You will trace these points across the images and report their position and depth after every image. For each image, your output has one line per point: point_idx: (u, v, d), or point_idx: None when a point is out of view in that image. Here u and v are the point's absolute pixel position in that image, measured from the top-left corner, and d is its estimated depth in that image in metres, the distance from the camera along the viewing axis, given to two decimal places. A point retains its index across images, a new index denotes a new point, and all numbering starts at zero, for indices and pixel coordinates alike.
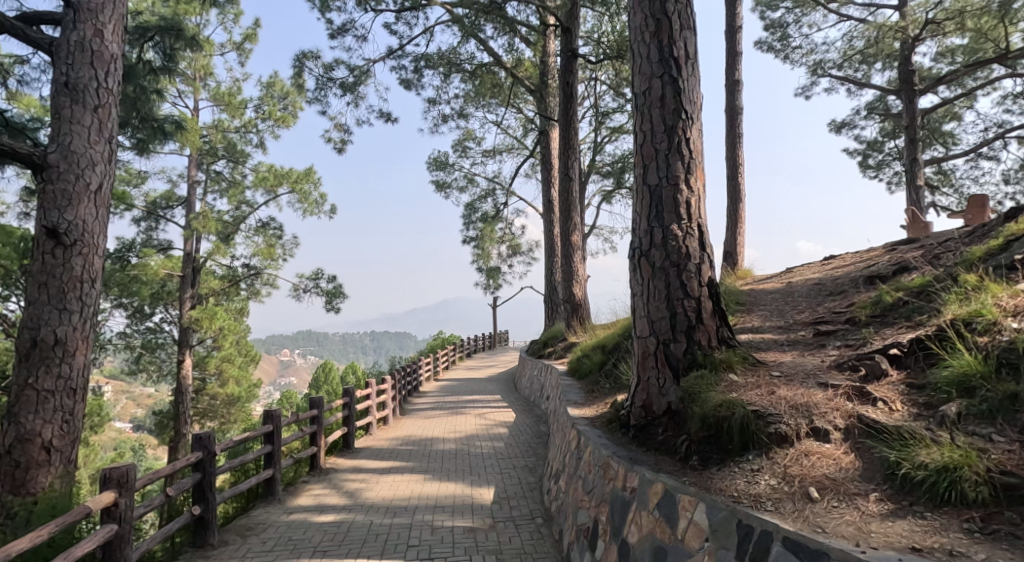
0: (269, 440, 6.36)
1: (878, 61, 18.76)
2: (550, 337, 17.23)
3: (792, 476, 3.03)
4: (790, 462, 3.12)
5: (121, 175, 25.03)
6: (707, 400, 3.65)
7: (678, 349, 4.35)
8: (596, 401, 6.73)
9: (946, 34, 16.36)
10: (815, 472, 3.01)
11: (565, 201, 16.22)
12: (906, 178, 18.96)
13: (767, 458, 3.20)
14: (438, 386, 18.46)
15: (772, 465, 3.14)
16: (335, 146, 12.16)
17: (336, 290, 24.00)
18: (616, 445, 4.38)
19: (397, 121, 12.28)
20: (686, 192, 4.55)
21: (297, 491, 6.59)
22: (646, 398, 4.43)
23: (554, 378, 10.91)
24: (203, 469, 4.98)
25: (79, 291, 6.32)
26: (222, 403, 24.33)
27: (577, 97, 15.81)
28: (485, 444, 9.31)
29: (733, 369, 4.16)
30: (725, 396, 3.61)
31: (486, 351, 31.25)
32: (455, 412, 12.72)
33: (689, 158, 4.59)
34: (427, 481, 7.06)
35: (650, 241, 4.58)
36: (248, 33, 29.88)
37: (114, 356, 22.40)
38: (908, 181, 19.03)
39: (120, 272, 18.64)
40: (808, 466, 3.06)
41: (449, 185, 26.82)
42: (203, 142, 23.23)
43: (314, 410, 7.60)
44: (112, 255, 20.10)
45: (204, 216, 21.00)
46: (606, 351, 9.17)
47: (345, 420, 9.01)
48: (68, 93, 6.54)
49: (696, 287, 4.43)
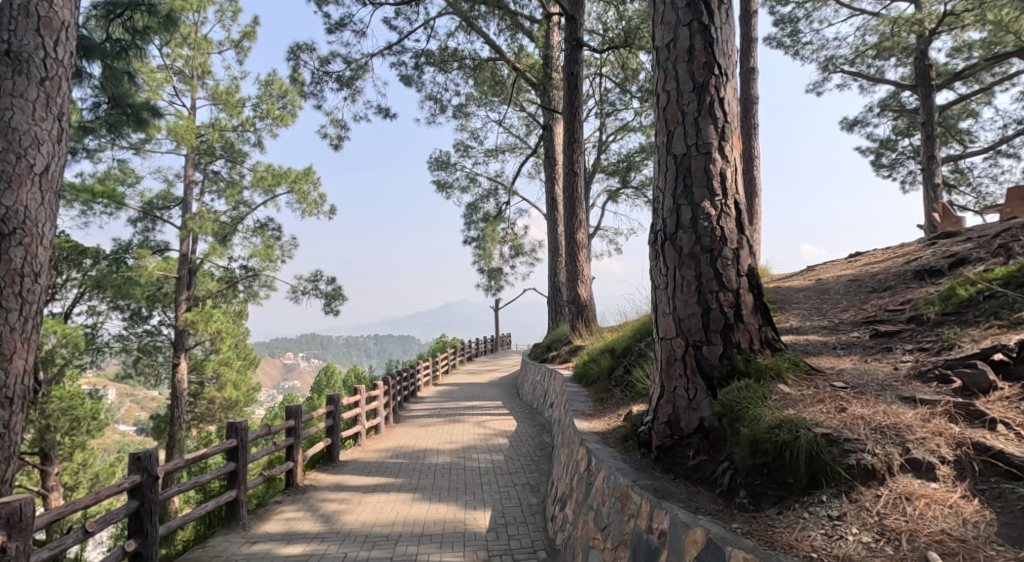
0: (233, 457, 5.54)
1: (895, 57, 17.88)
2: (555, 340, 16.46)
3: (894, 531, 2.42)
4: (888, 511, 2.49)
5: (116, 175, 24.33)
6: (757, 418, 2.93)
7: (712, 353, 3.56)
8: (606, 412, 5.93)
9: (965, 27, 15.50)
10: (929, 528, 2.39)
11: (570, 198, 15.41)
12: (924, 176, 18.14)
13: (851, 502, 2.56)
14: (439, 391, 17.67)
15: (859, 512, 2.52)
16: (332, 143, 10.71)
17: (335, 292, 23.24)
18: (635, 470, 3.59)
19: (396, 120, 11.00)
20: (720, 162, 3.75)
21: (266, 515, 5.82)
22: (672, 411, 3.66)
23: (559, 384, 10.15)
24: (141, 496, 4.18)
25: (18, 286, 5.54)
26: (220, 407, 23.19)
27: (583, 89, 14.97)
28: (483, 456, 8.51)
29: (783, 378, 3.37)
30: (781, 414, 2.91)
31: (489, 354, 30.49)
32: (454, 419, 11.93)
33: (722, 122, 3.79)
34: (415, 502, 6.25)
35: (676, 222, 3.78)
36: (248, 31, 29.25)
37: (110, 360, 21.68)
38: (926, 179, 18.22)
39: (114, 274, 17.95)
40: (917, 517, 2.44)
41: (451, 186, 26.08)
42: (199, 141, 22.51)
43: (291, 420, 6.81)
44: (106, 257, 19.43)
45: (201, 216, 20.27)
46: (616, 355, 8.36)
47: (330, 430, 8.20)
48: (9, 63, 5.69)
49: (734, 277, 3.63)
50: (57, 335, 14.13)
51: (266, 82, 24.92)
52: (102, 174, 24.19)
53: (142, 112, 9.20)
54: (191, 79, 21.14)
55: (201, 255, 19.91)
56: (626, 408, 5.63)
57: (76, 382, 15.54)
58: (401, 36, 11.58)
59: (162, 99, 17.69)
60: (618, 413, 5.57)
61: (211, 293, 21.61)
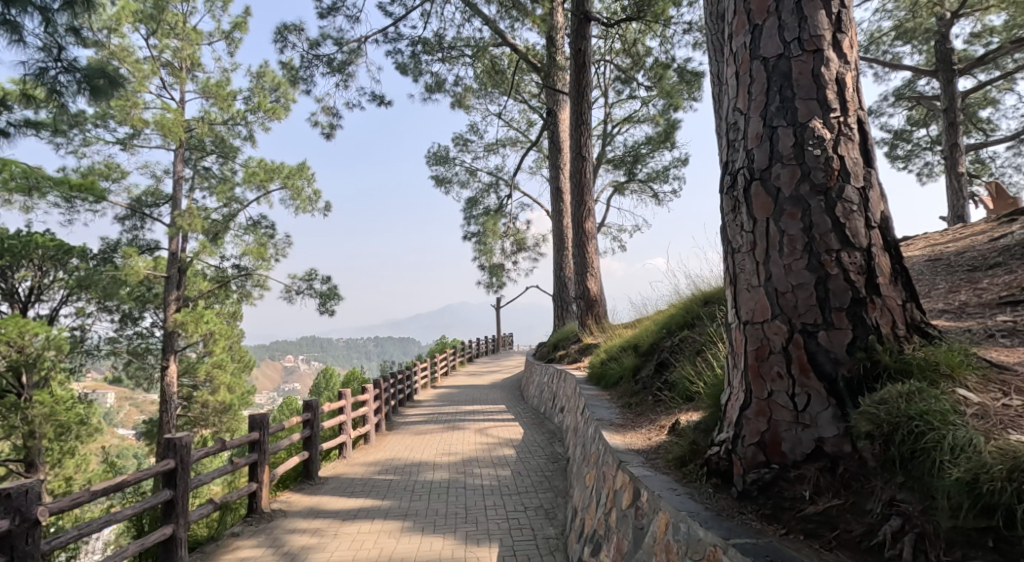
0: (169, 484, 4.34)
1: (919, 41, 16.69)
2: (560, 339, 15.26)
3: None
4: None
5: (102, 170, 23.12)
6: (972, 453, 2.04)
7: (834, 342, 2.43)
8: (639, 422, 4.76)
9: (987, 11, 14.05)
10: None
11: (578, 183, 14.15)
12: (950, 165, 16.98)
13: None
14: (435, 394, 16.37)
15: None
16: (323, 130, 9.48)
17: (330, 292, 22.04)
18: (716, 514, 2.45)
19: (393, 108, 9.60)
20: (836, 64, 2.57)
21: (214, 555, 4.62)
22: (764, 427, 2.52)
23: (571, 386, 8.98)
24: (8, 549, 3.16)
25: None
26: (213, 412, 21.78)
27: (591, 66, 13.63)
28: (487, 471, 7.31)
29: (961, 382, 2.36)
30: (1006, 445, 2.06)
31: (490, 355, 29.33)
32: (454, 426, 10.71)
33: (837, 6, 2.62)
34: (406, 534, 5.06)
35: (769, 152, 2.61)
36: (238, 22, 28.11)
37: (99, 363, 20.51)
38: (951, 169, 17.08)
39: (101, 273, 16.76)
40: None
41: (449, 180, 24.99)
42: (189, 136, 21.35)
43: (255, 432, 5.61)
44: (92, 256, 18.29)
45: (190, 212, 19.01)
46: (640, 353, 7.21)
47: (306, 443, 7.00)
48: None
49: (862, 229, 2.48)
50: (41, 336, 12.97)
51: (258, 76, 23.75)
52: (87, 170, 22.97)
53: (97, 81, 7.61)
54: (181, 73, 20.02)
55: (191, 254, 18.74)
56: (666, 418, 4.48)
57: (67, 385, 14.33)
58: (399, 17, 10.53)
59: (148, 91, 16.57)
60: (658, 423, 4.42)
61: (203, 293, 20.37)
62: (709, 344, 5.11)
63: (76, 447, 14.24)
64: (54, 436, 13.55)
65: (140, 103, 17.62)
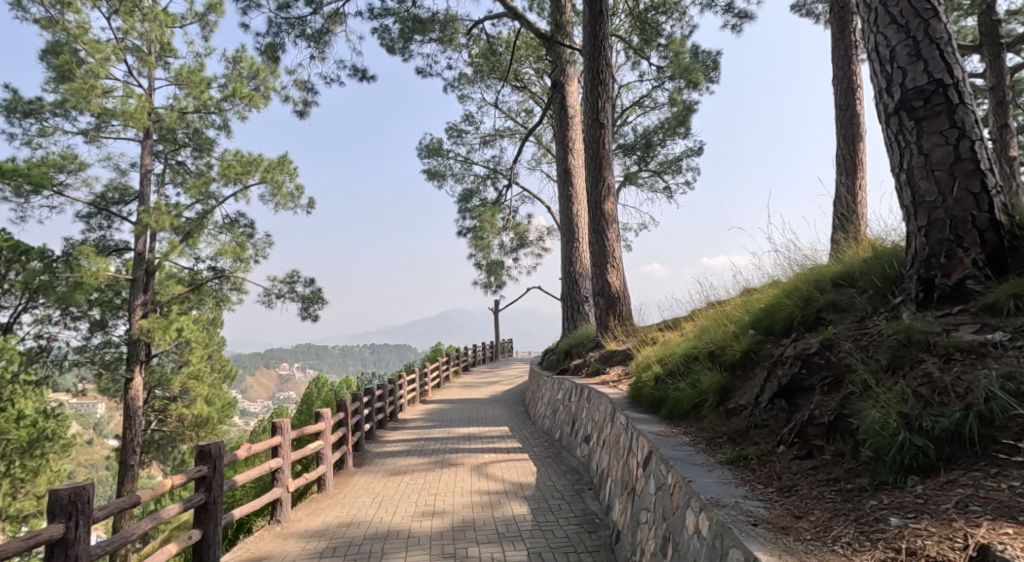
0: None
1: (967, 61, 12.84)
2: (575, 344, 12.65)
3: None
4: None
5: (58, 161, 19.67)
6: None
7: None
8: (844, 523, 2.33)
9: None
10: None
11: (595, 154, 11.48)
12: None
13: None
14: (428, 412, 13.60)
15: None
16: (296, 108, 9.55)
17: (312, 295, 19.25)
18: None
19: (374, 82, 9.73)
20: None
21: None
22: None
23: (604, 410, 6.39)
24: None
25: None
26: (190, 426, 18.33)
27: (609, 15, 10.95)
28: (489, 552, 4.66)
29: None
30: None
31: (489, 363, 26.60)
32: (446, 462, 8.04)
33: None
34: None
35: None
36: (211, 4, 25.52)
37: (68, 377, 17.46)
38: None
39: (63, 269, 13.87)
40: None
41: (444, 174, 22.47)
42: (156, 127, 18.57)
43: (56, 526, 3.00)
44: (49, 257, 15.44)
45: (158, 207, 16.09)
46: (722, 366, 4.66)
47: (200, 519, 4.39)
48: None
49: None
50: None
51: (231, 61, 20.85)
52: (42, 161, 19.93)
53: None
54: (147, 59, 15.17)
55: (161, 255, 15.81)
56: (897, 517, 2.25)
57: (28, 404, 11.33)
58: None
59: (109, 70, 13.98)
60: (877, 531, 2.20)
61: (175, 297, 17.46)
62: (971, 370, 2.62)
63: (47, 464, 11.73)
64: (15, 455, 11.15)
65: (102, 90, 13.56)
